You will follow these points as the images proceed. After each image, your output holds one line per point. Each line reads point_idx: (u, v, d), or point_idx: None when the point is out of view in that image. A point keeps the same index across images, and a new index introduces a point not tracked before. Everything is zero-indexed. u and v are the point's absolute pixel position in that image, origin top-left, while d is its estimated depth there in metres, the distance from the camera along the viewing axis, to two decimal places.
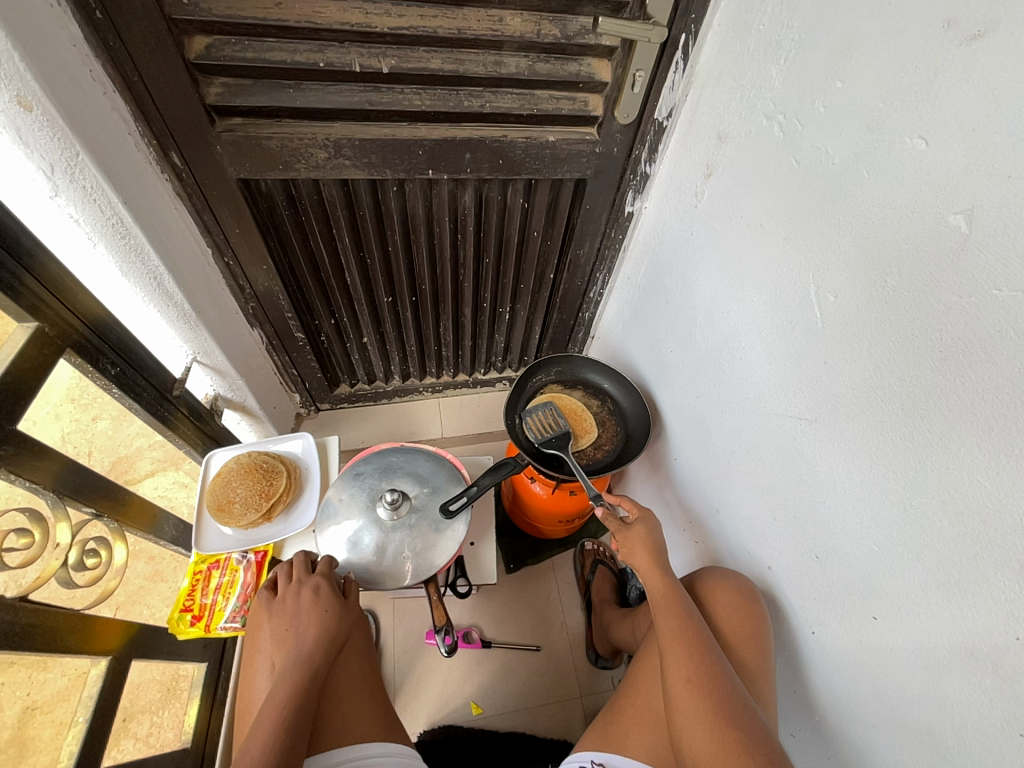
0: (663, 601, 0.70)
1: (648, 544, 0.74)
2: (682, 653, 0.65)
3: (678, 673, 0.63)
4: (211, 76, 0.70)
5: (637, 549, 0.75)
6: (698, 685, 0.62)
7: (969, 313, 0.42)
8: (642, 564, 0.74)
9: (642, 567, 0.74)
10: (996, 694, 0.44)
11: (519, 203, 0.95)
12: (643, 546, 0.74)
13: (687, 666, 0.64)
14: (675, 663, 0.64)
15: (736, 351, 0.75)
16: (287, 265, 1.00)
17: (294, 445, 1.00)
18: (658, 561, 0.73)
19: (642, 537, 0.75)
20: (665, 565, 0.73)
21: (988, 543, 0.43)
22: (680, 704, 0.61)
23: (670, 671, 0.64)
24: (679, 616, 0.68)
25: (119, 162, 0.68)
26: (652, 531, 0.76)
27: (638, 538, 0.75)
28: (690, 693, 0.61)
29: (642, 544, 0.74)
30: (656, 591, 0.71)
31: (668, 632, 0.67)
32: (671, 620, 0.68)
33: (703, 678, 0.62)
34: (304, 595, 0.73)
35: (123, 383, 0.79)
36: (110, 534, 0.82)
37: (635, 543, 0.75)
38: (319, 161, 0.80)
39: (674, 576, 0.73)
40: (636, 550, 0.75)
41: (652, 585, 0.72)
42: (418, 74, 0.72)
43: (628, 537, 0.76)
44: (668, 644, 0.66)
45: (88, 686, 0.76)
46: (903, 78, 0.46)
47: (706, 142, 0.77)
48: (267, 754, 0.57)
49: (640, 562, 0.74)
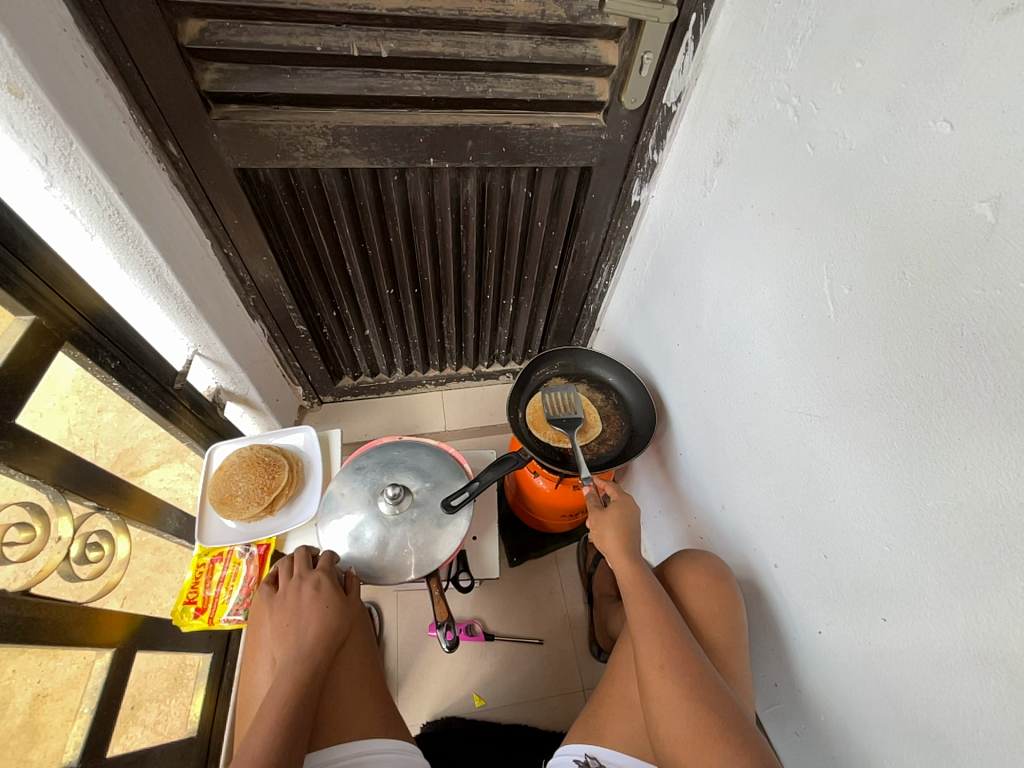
0: (636, 585, 0.70)
1: (620, 527, 0.74)
2: (654, 640, 0.64)
3: (651, 659, 0.62)
4: (205, 61, 0.68)
5: (604, 529, 0.75)
6: (671, 669, 0.61)
7: (993, 308, 0.40)
8: (611, 547, 0.73)
9: (609, 551, 0.74)
10: (1009, 701, 0.43)
11: (522, 193, 0.93)
12: (608, 527, 0.75)
13: (657, 650, 0.63)
14: (647, 649, 0.63)
15: (745, 345, 0.73)
16: (288, 256, 0.99)
17: (295, 438, 1.00)
18: (624, 544, 0.73)
19: (609, 519, 0.75)
20: (634, 550, 0.73)
21: (1008, 546, 0.41)
22: (654, 690, 0.60)
23: (642, 658, 0.63)
24: (649, 602, 0.68)
25: (113, 150, 0.66)
26: (626, 515, 0.75)
27: (608, 521, 0.75)
28: (665, 679, 0.60)
29: (604, 521, 0.75)
30: (626, 576, 0.71)
31: (639, 618, 0.66)
32: (642, 607, 0.67)
33: (676, 663, 0.61)
34: (305, 591, 0.73)
35: (124, 376, 0.78)
36: (113, 528, 0.83)
37: (606, 525, 0.75)
38: (318, 150, 0.78)
39: (643, 560, 0.73)
40: (606, 531, 0.74)
41: (623, 571, 0.72)
42: (419, 57, 0.70)
43: (600, 521, 0.75)
44: (640, 631, 0.65)
45: (94, 676, 0.76)
46: (928, 57, 0.43)
47: (716, 128, 0.74)
48: (265, 750, 0.57)
49: (609, 546, 0.74)
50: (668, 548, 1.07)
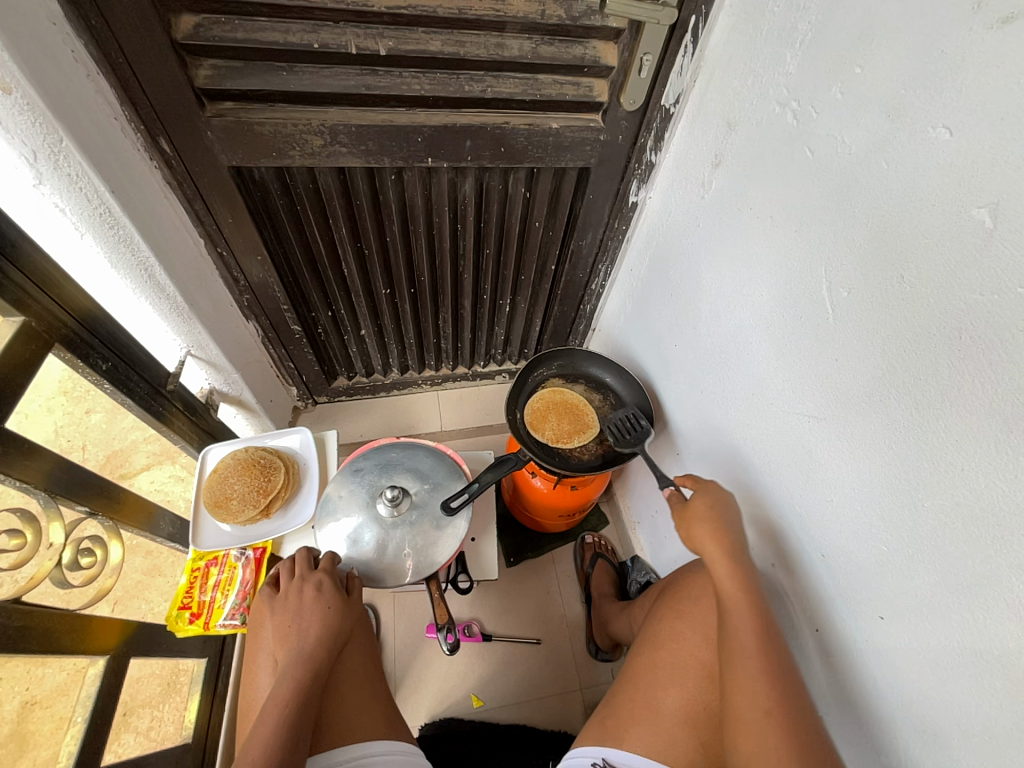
0: (742, 607, 0.59)
1: (722, 531, 0.64)
2: (762, 680, 0.55)
3: (757, 700, 0.54)
4: (199, 58, 0.67)
5: (697, 529, 0.65)
6: (780, 719, 0.53)
7: (991, 313, 0.41)
8: (712, 553, 0.63)
9: (708, 554, 0.63)
10: (1006, 698, 0.43)
11: (521, 193, 0.93)
12: (703, 526, 0.65)
13: (766, 695, 0.55)
14: (751, 685, 0.55)
15: (743, 347, 0.74)
16: (282, 256, 0.97)
17: (291, 439, 0.99)
18: (728, 548, 0.63)
19: (703, 517, 0.66)
20: (741, 557, 0.62)
21: (1003, 546, 0.42)
22: (753, 731, 0.53)
23: (743, 692, 0.56)
24: (756, 627, 0.58)
25: (103, 146, 0.64)
26: (728, 515, 0.65)
27: (707, 524, 0.65)
28: (772, 728, 0.53)
29: (702, 522, 0.65)
30: (729, 587, 0.60)
31: (741, 646, 0.58)
32: (748, 633, 0.58)
33: (787, 715, 0.53)
34: (307, 591, 0.72)
35: (115, 378, 0.77)
36: (105, 533, 0.81)
37: (705, 530, 0.64)
38: (314, 148, 0.77)
39: (749, 565, 0.63)
40: (704, 535, 0.64)
41: (727, 582, 0.61)
42: (418, 56, 0.69)
43: (697, 521, 0.65)
44: (740, 657, 0.57)
45: (87, 684, 0.75)
46: (927, 64, 0.44)
47: (714, 131, 0.75)
48: (269, 751, 0.56)
49: (710, 552, 0.63)
50: (665, 547, 1.07)
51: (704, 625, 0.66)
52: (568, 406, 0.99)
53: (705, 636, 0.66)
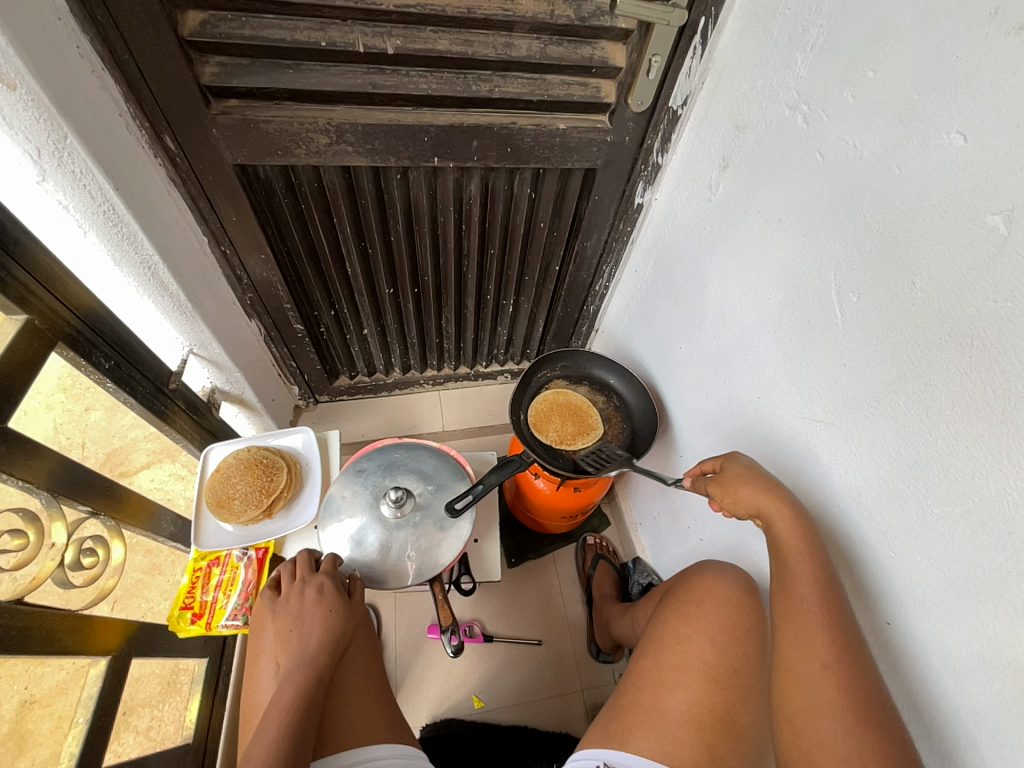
0: (803, 564, 0.56)
1: (768, 487, 0.61)
2: (822, 637, 0.54)
3: (814, 657, 0.54)
4: (206, 54, 0.66)
5: (746, 489, 0.62)
6: (839, 673, 0.52)
7: (1005, 319, 0.41)
8: (762, 507, 0.60)
9: (764, 509, 0.60)
10: (1014, 706, 0.43)
11: (526, 194, 0.93)
12: (756, 484, 0.62)
13: (825, 649, 0.53)
14: (809, 645, 0.54)
15: (749, 350, 0.74)
16: (286, 254, 0.97)
17: (294, 439, 0.98)
18: (785, 501, 0.59)
19: (752, 477, 0.63)
20: (796, 507, 0.59)
21: (1013, 553, 0.42)
22: (809, 683, 0.54)
23: (800, 651, 0.55)
24: (817, 583, 0.55)
25: (108, 143, 0.64)
26: (764, 478, 0.63)
27: (749, 485, 0.62)
28: (829, 681, 0.52)
29: (753, 481, 0.62)
30: (787, 540, 0.57)
31: (799, 604, 0.55)
32: (808, 589, 0.55)
33: (846, 669, 0.52)
34: (308, 594, 0.72)
35: (118, 377, 0.76)
36: (107, 532, 0.81)
37: (749, 489, 0.62)
38: (320, 147, 0.76)
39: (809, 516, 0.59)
40: (749, 492, 0.62)
41: (783, 534, 0.58)
42: (425, 56, 0.69)
43: (736, 486, 0.64)
44: (796, 617, 0.55)
45: (88, 685, 0.75)
46: (941, 70, 0.44)
47: (722, 132, 0.74)
48: (272, 759, 0.56)
49: (762, 504, 0.60)
50: (667, 550, 1.07)
51: (706, 626, 0.68)
52: (571, 408, 0.99)
53: (708, 638, 0.67)
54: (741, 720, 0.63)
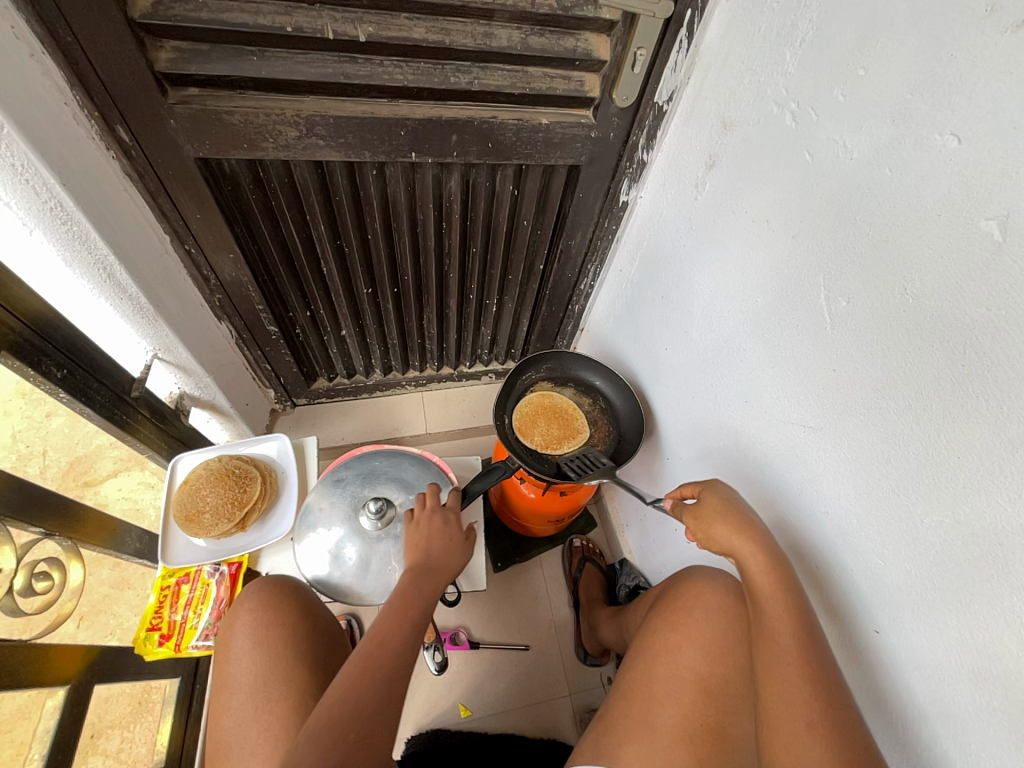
0: (779, 611, 0.56)
1: (739, 519, 0.62)
2: (802, 689, 0.52)
3: (796, 714, 0.51)
4: (160, 38, 0.61)
5: (720, 527, 0.62)
6: (824, 733, 0.50)
7: (996, 330, 0.40)
8: (735, 543, 0.61)
9: (738, 550, 0.60)
10: (1004, 718, 0.43)
11: (508, 191, 0.90)
12: (729, 522, 0.62)
13: (808, 704, 0.51)
14: (794, 697, 0.52)
15: (735, 352, 0.73)
16: (256, 252, 0.92)
17: (268, 447, 0.94)
18: (760, 541, 0.59)
19: (725, 514, 0.63)
20: (768, 542, 0.60)
21: (1004, 566, 0.41)
22: (793, 741, 0.51)
23: (783, 705, 0.52)
24: (795, 631, 0.55)
25: (53, 134, 0.59)
26: (733, 505, 0.64)
27: (722, 517, 0.63)
28: (813, 740, 0.50)
29: (728, 518, 0.62)
30: (765, 581, 0.57)
31: (780, 653, 0.54)
32: (787, 638, 0.55)
33: (831, 726, 0.50)
34: (436, 520, 0.72)
35: (72, 387, 0.70)
36: (63, 554, 0.76)
37: (722, 521, 0.62)
38: (289, 140, 0.72)
39: (781, 554, 0.60)
40: (722, 526, 0.62)
41: (758, 573, 0.58)
42: (400, 44, 0.65)
43: (709, 519, 0.64)
44: (777, 665, 0.54)
45: (44, 718, 0.70)
46: (935, 68, 0.42)
47: (709, 130, 0.73)
48: (382, 660, 0.58)
49: (734, 541, 0.61)
50: (654, 552, 1.07)
51: (699, 639, 0.67)
52: (556, 412, 0.97)
53: (702, 649, 0.66)
54: (731, 734, 0.62)
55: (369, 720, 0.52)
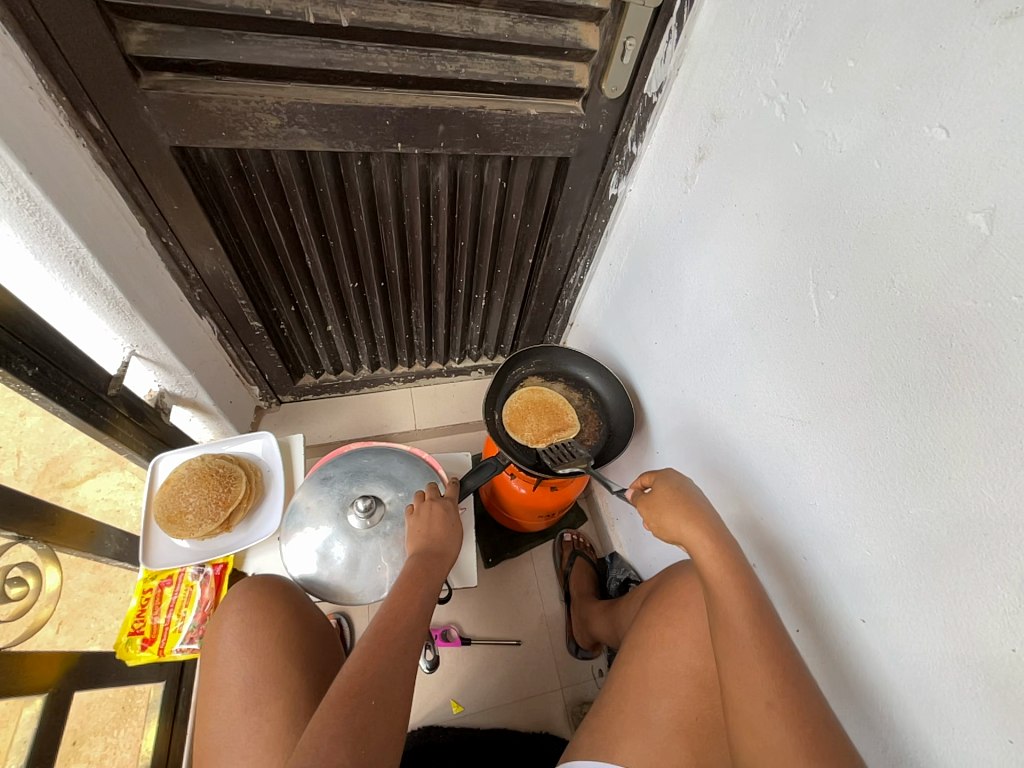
0: (732, 591, 0.57)
1: (686, 506, 0.64)
2: (781, 663, 0.52)
3: (755, 692, 0.51)
4: (132, 20, 0.59)
5: (670, 516, 0.64)
6: (783, 713, 0.49)
7: (983, 323, 0.40)
8: (681, 529, 0.63)
9: (687, 538, 0.62)
10: (988, 704, 0.43)
11: (496, 183, 0.88)
12: (678, 511, 0.64)
13: (802, 670, 0.52)
14: (750, 676, 0.52)
15: (724, 346, 0.73)
16: (238, 245, 0.89)
17: (253, 446, 0.92)
18: (707, 529, 0.61)
19: (674, 502, 0.65)
20: (717, 529, 0.61)
21: (989, 554, 0.42)
22: (754, 721, 0.51)
23: (743, 684, 0.53)
24: (748, 611, 0.55)
25: (17, 120, 0.56)
26: (682, 493, 0.66)
27: (668, 504, 0.65)
28: (774, 720, 0.49)
29: (677, 508, 0.64)
30: (713, 565, 0.59)
31: (735, 634, 0.55)
32: (740, 618, 0.55)
33: (788, 702, 0.50)
34: (436, 508, 0.73)
35: (45, 385, 0.67)
36: (39, 558, 0.74)
37: (666, 509, 0.65)
38: (270, 128, 0.70)
39: (730, 543, 0.61)
40: (669, 513, 0.64)
41: (703, 554, 0.60)
42: (384, 30, 0.63)
43: (656, 507, 0.66)
44: (733, 646, 0.55)
45: (21, 728, 0.68)
46: (924, 59, 0.42)
47: (699, 122, 0.72)
48: (391, 639, 0.57)
49: (680, 527, 0.63)
50: (644, 545, 1.07)
51: (693, 632, 0.66)
52: (545, 407, 0.96)
53: (695, 643, 0.66)
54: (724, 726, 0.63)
55: (387, 689, 0.53)
